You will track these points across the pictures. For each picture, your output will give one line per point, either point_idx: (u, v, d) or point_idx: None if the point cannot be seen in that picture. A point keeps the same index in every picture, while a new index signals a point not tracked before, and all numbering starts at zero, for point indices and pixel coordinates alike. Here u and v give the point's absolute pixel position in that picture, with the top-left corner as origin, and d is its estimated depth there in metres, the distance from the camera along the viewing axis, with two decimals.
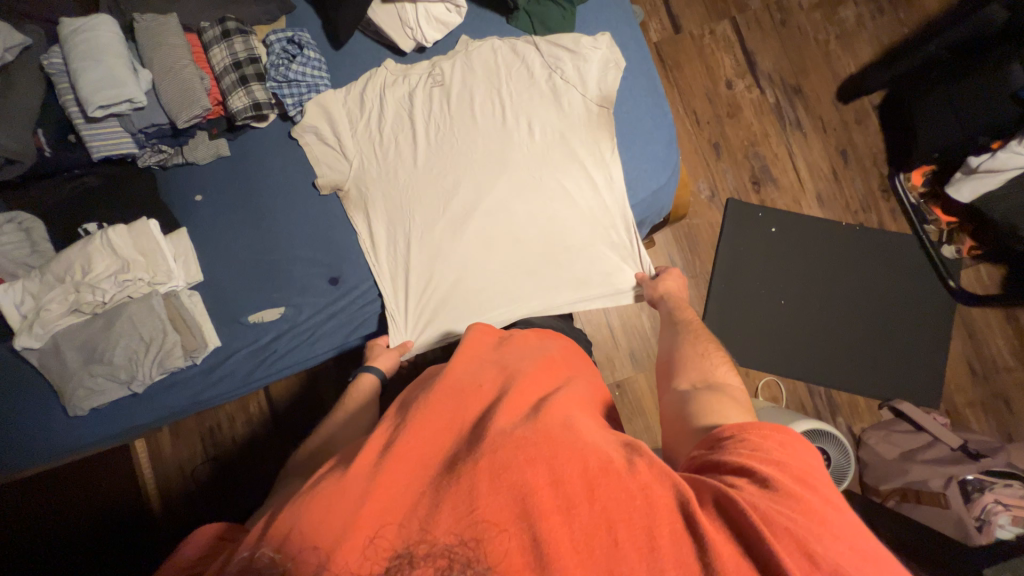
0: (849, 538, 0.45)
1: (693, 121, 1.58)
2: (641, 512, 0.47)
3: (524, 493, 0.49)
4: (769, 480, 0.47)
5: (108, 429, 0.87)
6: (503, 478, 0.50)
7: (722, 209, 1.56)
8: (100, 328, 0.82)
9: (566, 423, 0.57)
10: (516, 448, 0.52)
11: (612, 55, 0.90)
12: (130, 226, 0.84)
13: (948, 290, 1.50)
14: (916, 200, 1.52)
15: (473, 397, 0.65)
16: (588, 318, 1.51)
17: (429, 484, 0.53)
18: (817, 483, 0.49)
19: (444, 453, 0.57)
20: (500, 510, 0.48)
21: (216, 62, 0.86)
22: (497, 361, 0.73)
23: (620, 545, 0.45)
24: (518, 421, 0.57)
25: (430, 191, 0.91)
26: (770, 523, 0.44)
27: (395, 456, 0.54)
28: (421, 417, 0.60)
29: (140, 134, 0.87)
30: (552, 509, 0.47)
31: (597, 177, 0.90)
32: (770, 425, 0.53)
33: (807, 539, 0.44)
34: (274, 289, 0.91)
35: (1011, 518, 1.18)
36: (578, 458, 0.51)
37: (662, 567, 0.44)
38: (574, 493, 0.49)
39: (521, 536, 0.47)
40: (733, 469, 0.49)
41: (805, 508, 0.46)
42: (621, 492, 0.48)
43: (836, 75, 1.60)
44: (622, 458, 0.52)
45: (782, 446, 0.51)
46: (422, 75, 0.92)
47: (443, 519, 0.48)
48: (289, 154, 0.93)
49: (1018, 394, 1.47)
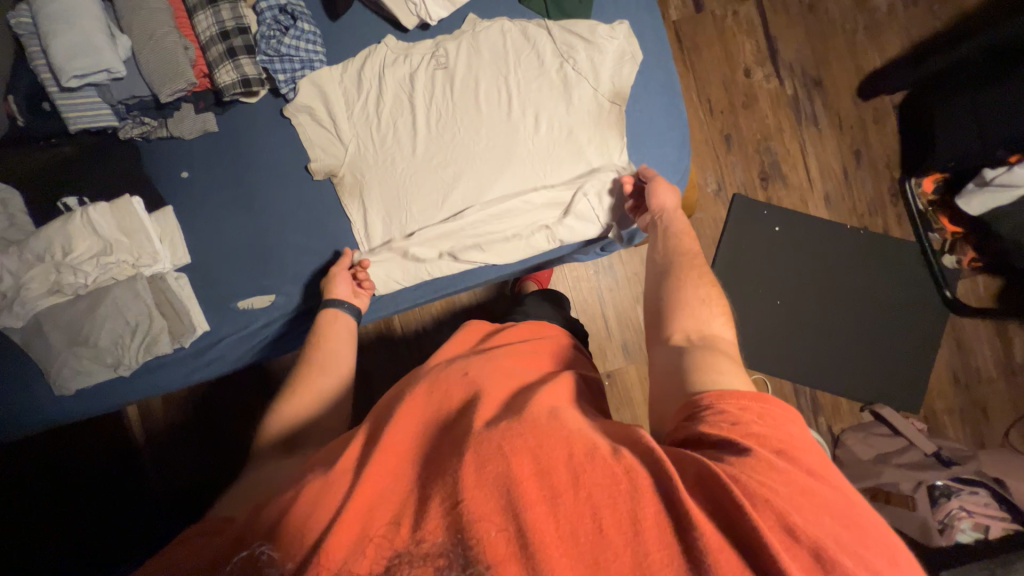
0: (832, 509, 0.45)
1: (706, 110, 1.52)
2: (626, 496, 0.43)
3: (509, 483, 0.44)
4: (750, 453, 0.47)
5: (96, 406, 0.87)
6: (487, 470, 0.46)
7: (727, 203, 1.52)
8: (84, 310, 0.80)
9: (551, 413, 0.53)
10: (500, 439, 0.48)
11: (629, 46, 0.85)
12: (112, 205, 0.80)
13: (944, 300, 1.50)
14: (923, 207, 1.49)
15: (456, 385, 0.62)
16: (585, 308, 1.50)
17: (416, 482, 0.49)
18: (797, 454, 0.48)
19: (433, 447, 0.54)
20: (487, 502, 0.43)
21: (202, 30, 0.80)
22: (484, 350, 0.72)
23: (606, 531, 0.42)
24: (501, 416, 0.54)
25: (428, 182, 0.87)
26: (749, 494, 0.43)
27: (382, 449, 0.52)
28: (412, 410, 0.58)
29: (120, 105, 0.82)
30: (538, 498, 0.43)
31: (605, 175, 0.86)
32: (748, 396, 0.53)
33: (787, 509, 0.43)
34: (266, 275, 0.89)
35: (972, 524, 1.24)
36: (562, 444, 0.48)
37: (648, 552, 0.40)
38: (558, 479, 0.45)
39: (506, 527, 0.42)
40: (714, 442, 0.49)
41: (786, 479, 0.45)
42: (603, 477, 0.45)
43: (859, 69, 1.53)
44: (606, 445, 0.49)
45: (761, 418, 0.50)
46: (425, 54, 0.86)
47: (430, 517, 0.44)
48: (280, 133, 0.88)
49: (996, 404, 1.50)
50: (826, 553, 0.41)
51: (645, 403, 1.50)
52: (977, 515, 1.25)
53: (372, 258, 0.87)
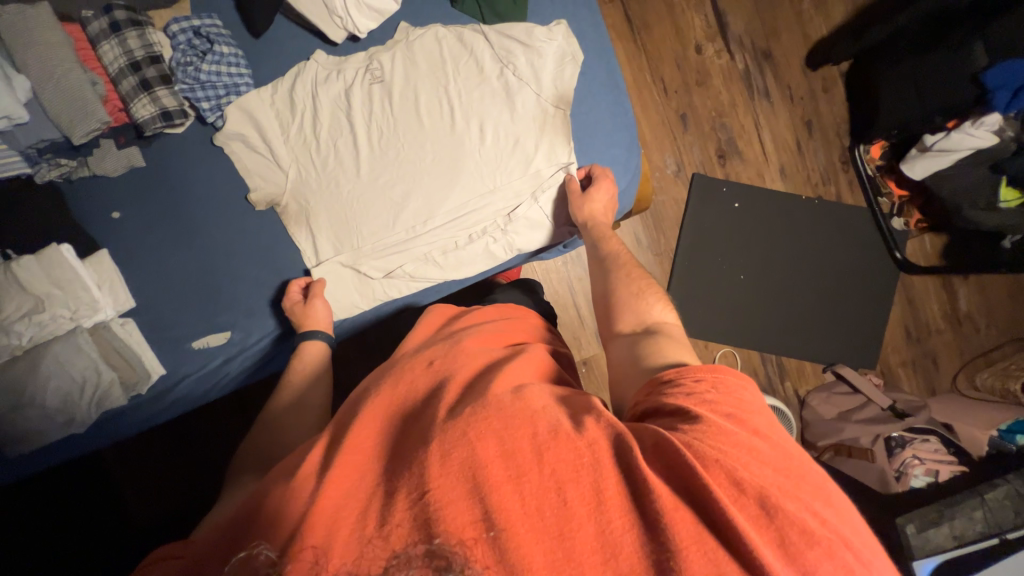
0: (772, 460, 0.42)
1: (661, 89, 1.49)
2: (589, 470, 0.40)
3: (475, 468, 0.40)
4: (699, 418, 0.44)
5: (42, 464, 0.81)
6: (453, 458, 0.41)
7: (687, 183, 1.51)
8: (20, 372, 0.73)
9: (515, 392, 0.49)
10: (465, 425, 0.44)
11: (568, 47, 0.88)
12: (37, 255, 0.74)
13: (896, 261, 1.56)
14: (873, 173, 1.54)
15: (421, 377, 0.56)
16: (555, 296, 1.46)
17: (384, 473, 0.45)
18: (744, 417, 0.45)
19: (398, 437, 0.49)
20: (451, 487, 0.40)
21: (109, 63, 0.77)
22: (450, 335, 0.67)
23: (570, 505, 0.38)
24: (468, 394, 0.50)
25: (377, 201, 0.86)
26: (701, 457, 0.40)
27: (347, 447, 0.47)
28: (378, 407, 0.52)
29: (30, 150, 0.77)
30: (503, 479, 0.40)
31: (550, 178, 0.87)
32: (705, 368, 0.49)
33: (736, 467, 0.40)
34: (218, 312, 0.85)
35: (924, 470, 1.30)
36: (527, 424, 0.44)
37: (608, 519, 0.37)
38: (523, 460, 0.41)
39: (472, 509, 0.38)
40: (668, 411, 0.46)
41: (732, 440, 0.42)
42: (565, 452, 0.41)
43: (807, 38, 1.54)
44: (568, 421, 0.45)
45: (714, 387, 0.47)
46: (359, 68, 0.86)
47: (397, 510, 0.40)
48: (212, 162, 0.85)
49: (943, 352, 1.60)
50: (770, 498, 0.38)
51: None
52: (929, 461, 1.30)
53: (326, 272, 0.85)
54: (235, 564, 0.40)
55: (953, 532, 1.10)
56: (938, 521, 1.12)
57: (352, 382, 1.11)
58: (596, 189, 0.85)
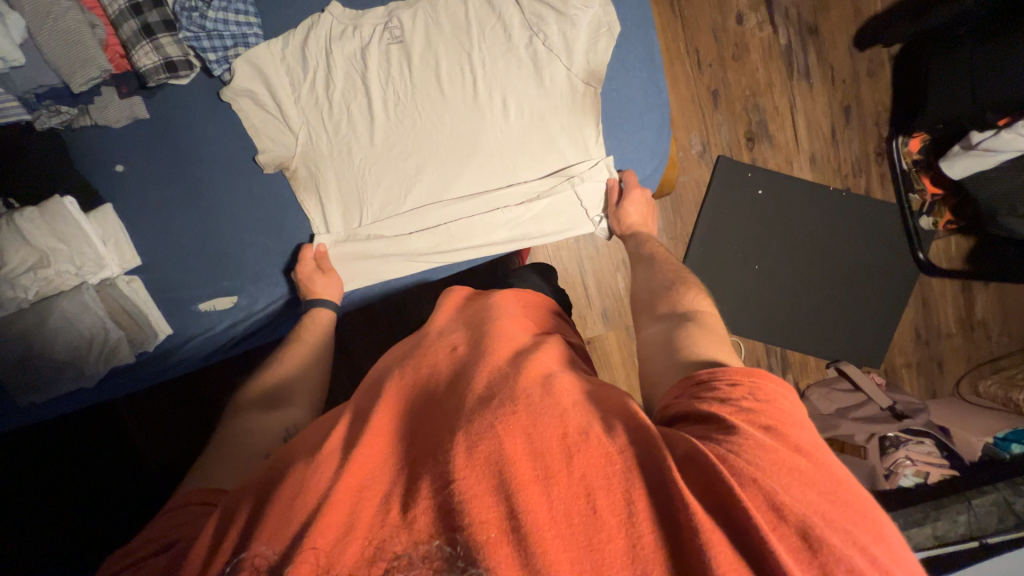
0: (819, 483, 0.38)
1: (694, 62, 1.39)
2: (621, 478, 0.38)
3: (501, 464, 0.38)
4: (737, 429, 0.40)
5: (44, 415, 0.80)
6: (478, 452, 0.39)
7: (711, 166, 1.43)
8: (28, 326, 0.71)
9: (544, 382, 0.46)
10: (492, 417, 0.41)
11: (605, 16, 0.81)
12: (41, 208, 0.72)
13: (917, 263, 1.49)
14: (908, 168, 1.44)
15: (444, 360, 0.54)
16: (564, 274, 1.39)
17: (407, 459, 0.43)
18: (788, 431, 0.41)
19: (416, 420, 0.47)
20: (477, 484, 0.37)
21: (108, 4, 0.73)
22: (474, 317, 0.62)
23: (600, 514, 0.36)
24: (496, 380, 0.47)
25: (391, 172, 0.85)
26: (738, 474, 0.37)
27: (371, 427, 0.45)
28: (399, 385, 0.51)
29: (28, 95, 0.74)
30: (530, 479, 0.37)
31: (586, 135, 0.86)
32: (744, 371, 0.46)
33: (775, 486, 0.36)
34: (223, 277, 0.84)
35: (914, 471, 1.29)
36: (556, 423, 0.41)
37: (641, 538, 0.35)
38: (551, 462, 0.38)
39: (498, 511, 0.36)
40: (701, 418, 0.43)
41: (775, 457, 0.38)
42: (597, 458, 0.38)
43: (857, 15, 1.43)
44: (600, 423, 0.42)
45: (751, 395, 0.43)
46: (377, 26, 0.82)
47: (420, 499, 0.38)
48: (219, 118, 0.82)
49: (952, 357, 1.57)
50: (816, 531, 0.35)
51: (625, 369, 1.43)
52: (920, 463, 1.29)
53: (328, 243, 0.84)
54: (232, 563, 0.37)
55: (935, 533, 1.11)
56: (922, 521, 1.13)
57: (350, 350, 1.11)
58: (628, 202, 0.88)
